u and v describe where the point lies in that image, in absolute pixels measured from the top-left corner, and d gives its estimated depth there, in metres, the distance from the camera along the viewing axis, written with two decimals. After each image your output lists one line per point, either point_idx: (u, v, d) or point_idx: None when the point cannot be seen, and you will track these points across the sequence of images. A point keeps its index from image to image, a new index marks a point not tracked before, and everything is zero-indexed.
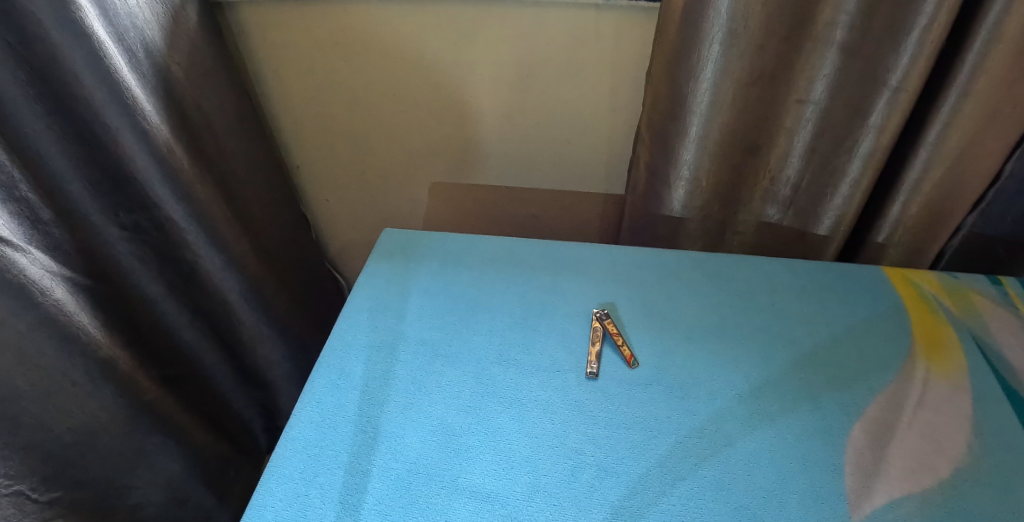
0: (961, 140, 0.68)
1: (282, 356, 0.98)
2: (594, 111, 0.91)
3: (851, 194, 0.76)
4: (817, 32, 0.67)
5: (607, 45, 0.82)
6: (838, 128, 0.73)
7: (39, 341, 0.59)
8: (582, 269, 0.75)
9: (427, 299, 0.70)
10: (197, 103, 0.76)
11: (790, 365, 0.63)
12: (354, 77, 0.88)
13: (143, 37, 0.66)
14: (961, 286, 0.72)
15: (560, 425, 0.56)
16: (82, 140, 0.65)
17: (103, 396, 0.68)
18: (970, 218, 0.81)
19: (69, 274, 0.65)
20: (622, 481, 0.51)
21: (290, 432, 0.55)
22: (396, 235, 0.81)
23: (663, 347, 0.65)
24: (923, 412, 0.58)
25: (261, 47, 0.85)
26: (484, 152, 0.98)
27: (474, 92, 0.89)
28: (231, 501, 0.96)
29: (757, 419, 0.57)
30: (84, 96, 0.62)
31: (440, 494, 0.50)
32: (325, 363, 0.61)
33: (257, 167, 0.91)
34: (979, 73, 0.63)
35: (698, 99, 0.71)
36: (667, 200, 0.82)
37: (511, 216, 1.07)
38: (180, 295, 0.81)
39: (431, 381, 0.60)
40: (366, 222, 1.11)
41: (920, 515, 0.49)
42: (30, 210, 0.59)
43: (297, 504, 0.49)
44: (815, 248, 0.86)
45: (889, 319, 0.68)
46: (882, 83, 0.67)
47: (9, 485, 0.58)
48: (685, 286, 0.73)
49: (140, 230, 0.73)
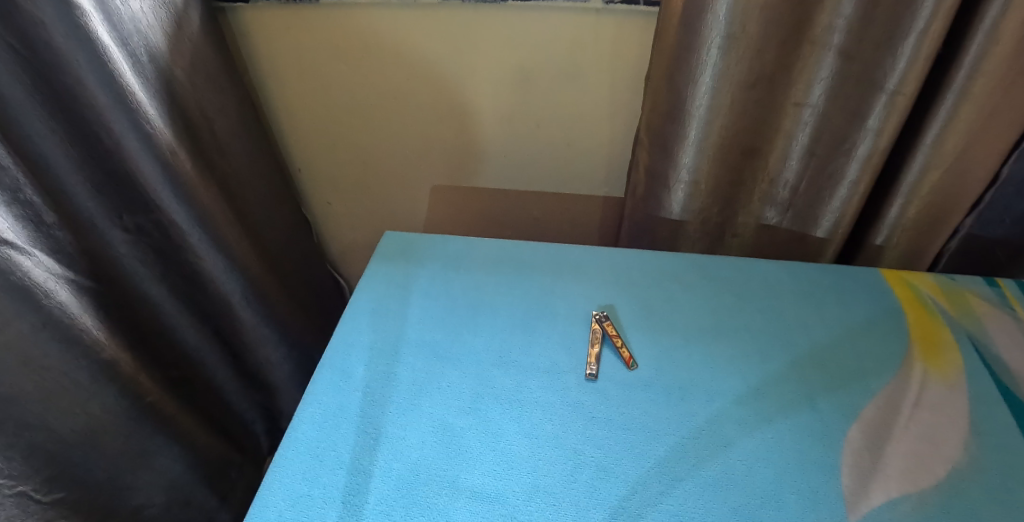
0: (958, 143, 0.69)
1: (284, 357, 0.98)
2: (594, 114, 0.91)
3: (849, 196, 0.77)
4: (815, 36, 0.68)
5: (607, 49, 0.83)
6: (836, 130, 0.74)
7: (42, 343, 0.60)
8: (582, 271, 0.75)
9: (428, 301, 0.71)
10: (200, 106, 0.77)
11: (788, 366, 0.63)
12: (354, 79, 0.88)
13: (147, 41, 0.67)
14: (958, 287, 0.72)
15: (560, 426, 0.56)
16: (86, 143, 0.65)
17: (107, 398, 0.69)
18: (968, 220, 0.82)
19: (74, 276, 0.65)
20: (621, 481, 0.52)
21: (292, 433, 0.55)
22: (397, 238, 0.81)
23: (662, 348, 0.65)
24: (920, 413, 0.59)
25: (263, 51, 0.86)
26: (485, 154, 0.98)
27: (475, 95, 0.90)
28: (233, 502, 0.96)
29: (756, 420, 0.58)
30: (88, 99, 0.62)
31: (441, 494, 0.51)
32: (327, 364, 0.62)
33: (259, 170, 0.91)
34: (975, 76, 0.63)
35: (697, 102, 0.71)
36: (666, 203, 0.82)
37: (512, 219, 1.08)
38: (182, 297, 0.82)
39: (433, 382, 0.61)
40: (367, 224, 1.11)
41: (916, 515, 0.50)
42: (34, 212, 0.59)
43: (300, 505, 0.49)
44: (814, 250, 0.86)
45: (886, 321, 0.69)
46: (880, 86, 0.68)
47: (12, 486, 0.59)
48: (683, 288, 0.73)
49: (142, 232, 0.74)
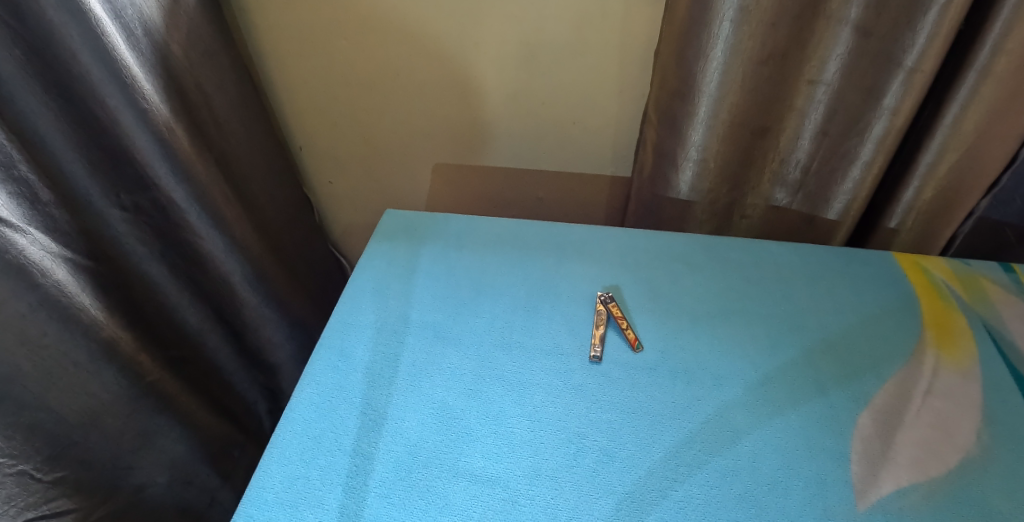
0: (978, 123, 0.67)
1: (285, 337, 0.97)
2: (601, 92, 0.89)
3: (862, 177, 0.74)
4: (831, 11, 0.65)
5: (615, 24, 0.80)
6: (850, 109, 0.71)
7: (40, 322, 0.59)
8: (588, 251, 0.74)
9: (430, 282, 0.69)
10: (197, 82, 0.75)
11: (798, 351, 0.62)
12: (354, 55, 0.86)
13: (142, 14, 0.65)
14: (972, 272, 0.70)
15: (563, 409, 0.55)
16: (80, 117, 0.63)
17: (105, 378, 0.68)
18: (983, 203, 0.79)
19: (70, 254, 0.64)
20: (625, 466, 0.51)
21: (290, 414, 0.54)
22: (398, 216, 0.80)
23: (668, 331, 0.64)
24: (932, 399, 0.57)
25: (262, 26, 0.83)
26: (490, 133, 0.96)
27: (478, 72, 0.88)
28: (235, 481, 0.96)
29: (763, 406, 0.56)
30: (82, 74, 0.60)
31: (441, 477, 0.50)
32: (326, 344, 0.61)
33: (258, 148, 0.89)
34: (999, 54, 0.61)
35: (708, 79, 0.69)
36: (675, 182, 0.80)
37: (515, 199, 1.06)
38: (181, 276, 0.81)
39: (433, 363, 0.59)
40: (369, 203, 1.09)
41: (927, 504, 0.49)
42: (28, 189, 0.58)
43: (297, 486, 0.49)
44: (823, 232, 0.84)
45: (899, 306, 0.67)
46: (897, 62, 0.65)
47: (12, 465, 0.58)
48: (690, 270, 0.72)
49: (141, 211, 0.73)
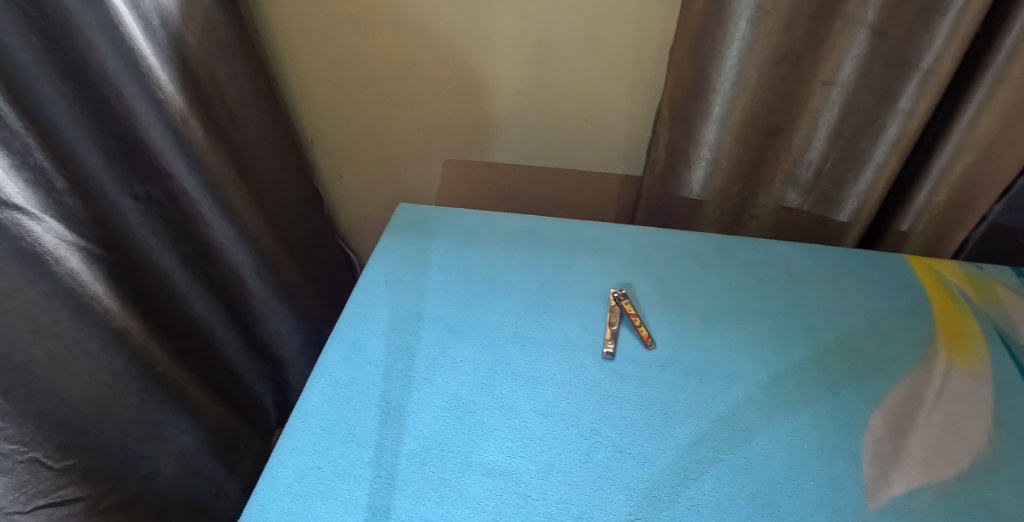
0: (993, 126, 0.66)
1: (293, 329, 0.98)
2: (614, 90, 0.89)
3: (875, 180, 0.74)
4: (847, 11, 0.65)
5: (630, 22, 0.80)
6: (864, 111, 0.71)
7: (54, 310, 0.60)
8: (600, 248, 0.74)
9: (443, 276, 0.69)
10: (212, 74, 0.75)
11: (809, 351, 0.62)
12: (367, 49, 0.86)
13: (157, 4, 0.65)
14: (984, 276, 0.70)
15: (575, 405, 0.55)
16: (96, 107, 0.64)
17: (115, 365, 0.68)
18: (996, 208, 0.79)
19: (83, 243, 0.64)
20: (638, 462, 0.51)
21: (303, 405, 0.55)
22: (410, 210, 0.80)
23: (680, 329, 0.64)
24: (943, 402, 0.57)
25: (275, 18, 0.83)
26: (501, 129, 0.96)
27: (490, 68, 0.88)
28: (241, 472, 0.96)
29: (775, 405, 0.56)
30: (97, 63, 0.61)
31: (453, 470, 0.50)
32: (339, 336, 0.61)
33: (270, 140, 0.90)
34: (1016, 57, 0.60)
35: (722, 78, 0.69)
36: (686, 181, 0.80)
37: (524, 195, 1.06)
38: (192, 267, 0.81)
39: (446, 357, 0.60)
40: (379, 198, 1.10)
41: (937, 505, 0.49)
42: (44, 178, 0.58)
43: (309, 477, 0.49)
44: (834, 234, 0.84)
45: (911, 308, 0.67)
46: (913, 65, 0.65)
47: (23, 452, 0.58)
48: (703, 268, 0.72)
49: (152, 201, 0.73)
